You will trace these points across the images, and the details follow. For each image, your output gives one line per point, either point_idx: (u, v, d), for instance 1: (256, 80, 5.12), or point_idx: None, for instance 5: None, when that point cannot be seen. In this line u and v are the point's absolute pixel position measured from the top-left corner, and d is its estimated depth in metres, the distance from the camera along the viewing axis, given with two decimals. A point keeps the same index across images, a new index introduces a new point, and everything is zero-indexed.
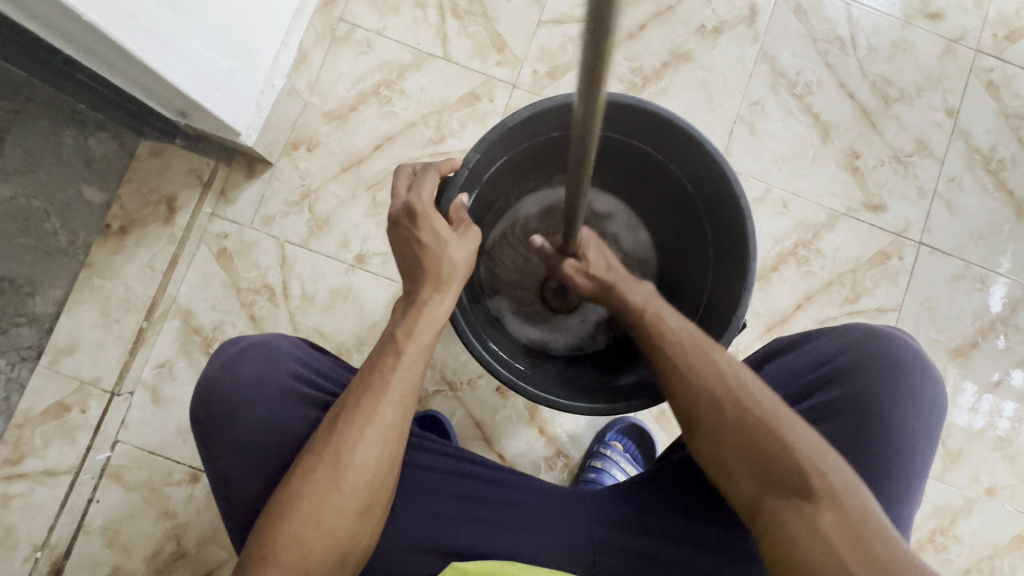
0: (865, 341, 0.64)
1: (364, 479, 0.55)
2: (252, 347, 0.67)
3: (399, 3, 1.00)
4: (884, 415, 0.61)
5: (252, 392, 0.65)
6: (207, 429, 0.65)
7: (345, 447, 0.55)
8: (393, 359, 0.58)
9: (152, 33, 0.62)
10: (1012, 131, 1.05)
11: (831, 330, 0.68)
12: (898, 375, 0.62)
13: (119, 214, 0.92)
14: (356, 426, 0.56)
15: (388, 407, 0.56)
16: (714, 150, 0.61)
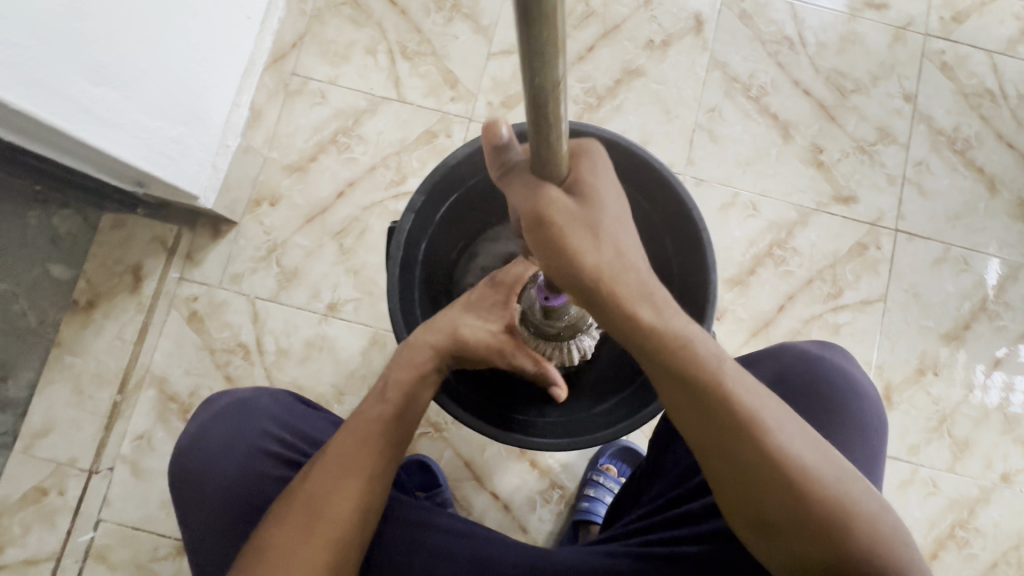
0: (792, 369, 0.63)
1: (338, 531, 0.52)
2: (231, 407, 0.66)
3: (349, 51, 1.01)
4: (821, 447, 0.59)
5: (226, 454, 0.64)
6: (180, 493, 0.63)
7: (322, 493, 0.52)
8: (383, 408, 0.57)
9: (90, 112, 0.61)
10: (974, 108, 1.05)
11: (765, 354, 0.66)
12: (829, 404, 0.61)
13: (85, 289, 0.92)
14: (336, 473, 0.53)
15: (372, 460, 0.55)
16: (659, 165, 0.62)
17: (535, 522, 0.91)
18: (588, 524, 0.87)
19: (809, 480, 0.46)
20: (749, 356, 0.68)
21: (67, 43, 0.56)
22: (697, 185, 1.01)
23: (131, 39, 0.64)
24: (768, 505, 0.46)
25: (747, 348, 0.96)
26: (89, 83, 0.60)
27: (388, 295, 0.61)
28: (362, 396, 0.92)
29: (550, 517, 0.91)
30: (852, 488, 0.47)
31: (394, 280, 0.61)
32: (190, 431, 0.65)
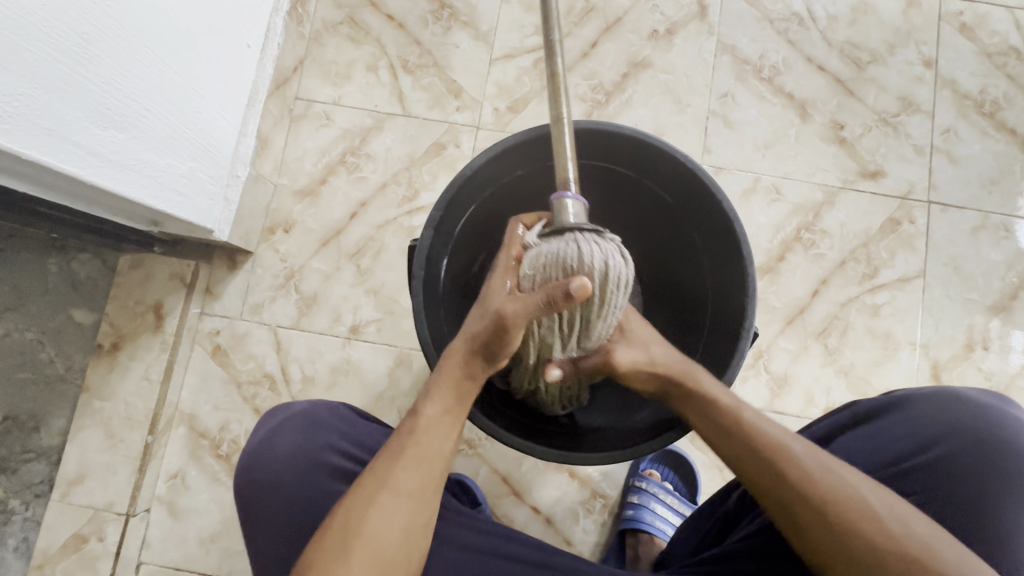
0: (972, 424, 0.57)
1: (376, 546, 0.50)
2: (294, 419, 0.66)
3: (351, 71, 1.00)
4: (980, 508, 0.54)
5: (286, 465, 0.62)
6: (245, 506, 0.62)
7: (358, 510, 0.51)
8: (412, 419, 0.55)
9: (101, 156, 0.60)
10: (999, 68, 1.00)
11: (930, 398, 0.60)
12: (1007, 473, 0.55)
13: (109, 332, 0.91)
14: (369, 490, 0.52)
15: (404, 472, 0.53)
16: (688, 160, 0.60)
17: (579, 534, 0.88)
18: (635, 532, 0.84)
19: (879, 541, 0.48)
20: (910, 394, 0.61)
21: (73, 90, 0.55)
22: (717, 174, 0.98)
23: (135, 79, 0.63)
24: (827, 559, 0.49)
25: (784, 338, 0.93)
26: (97, 126, 0.59)
27: (414, 318, 0.59)
28: (392, 418, 0.90)
29: (594, 528, 0.88)
30: (898, 522, 0.49)
31: (417, 301, 0.59)
32: (253, 445, 0.65)
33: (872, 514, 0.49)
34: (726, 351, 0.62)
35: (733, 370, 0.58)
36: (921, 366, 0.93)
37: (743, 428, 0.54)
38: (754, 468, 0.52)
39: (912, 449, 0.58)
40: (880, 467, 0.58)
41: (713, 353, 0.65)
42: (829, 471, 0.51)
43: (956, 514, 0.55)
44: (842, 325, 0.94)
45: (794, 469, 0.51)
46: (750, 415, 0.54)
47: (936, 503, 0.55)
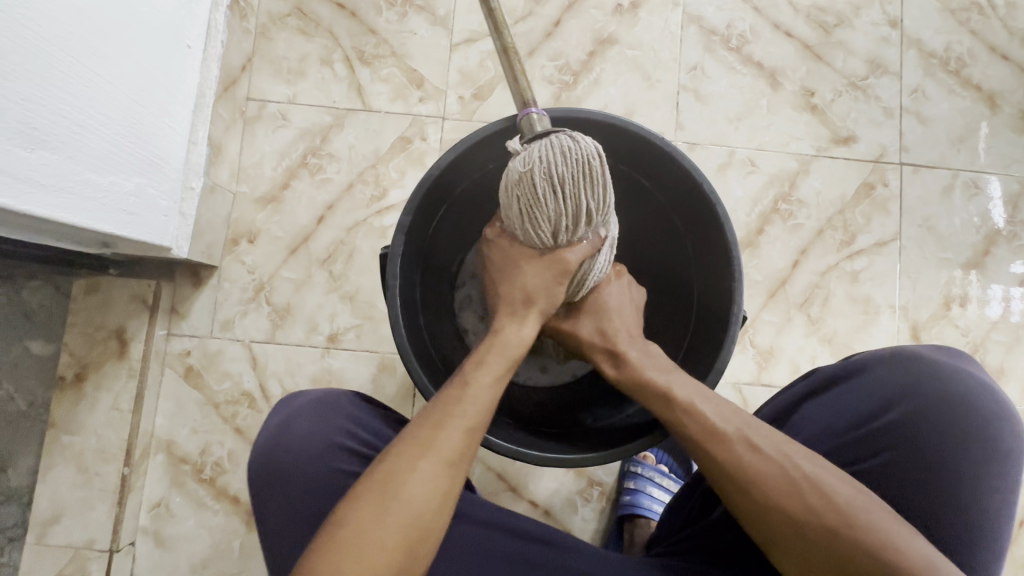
0: (923, 382, 0.57)
1: (415, 513, 0.47)
2: (309, 405, 0.62)
3: (304, 66, 0.95)
4: (934, 471, 0.55)
5: (302, 449, 0.59)
6: (259, 495, 0.60)
7: (395, 471, 0.48)
8: (462, 386, 0.52)
9: (32, 181, 0.55)
10: (963, 24, 1.00)
11: (885, 360, 0.60)
12: (965, 430, 0.55)
13: (70, 362, 0.86)
14: (411, 454, 0.49)
15: (450, 433, 0.50)
16: (666, 144, 0.58)
17: (579, 522, 0.88)
18: (633, 517, 0.84)
19: (803, 518, 0.49)
20: (866, 356, 0.61)
21: None
22: (691, 150, 0.96)
23: (62, 92, 0.57)
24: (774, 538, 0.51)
25: (767, 311, 0.93)
26: (24, 149, 0.54)
27: (392, 330, 0.57)
28: None
29: (593, 516, 0.88)
30: (841, 493, 0.50)
31: (395, 309, 0.57)
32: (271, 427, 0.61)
33: (796, 488, 0.50)
34: (716, 338, 0.61)
35: (726, 353, 0.58)
36: (901, 328, 0.94)
37: (699, 419, 0.54)
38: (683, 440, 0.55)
39: (876, 410, 0.58)
40: (839, 434, 0.59)
41: (702, 338, 0.63)
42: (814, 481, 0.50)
43: (911, 476, 0.55)
44: (823, 294, 0.94)
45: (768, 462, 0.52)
46: (679, 393, 0.55)
47: (894, 469, 0.56)
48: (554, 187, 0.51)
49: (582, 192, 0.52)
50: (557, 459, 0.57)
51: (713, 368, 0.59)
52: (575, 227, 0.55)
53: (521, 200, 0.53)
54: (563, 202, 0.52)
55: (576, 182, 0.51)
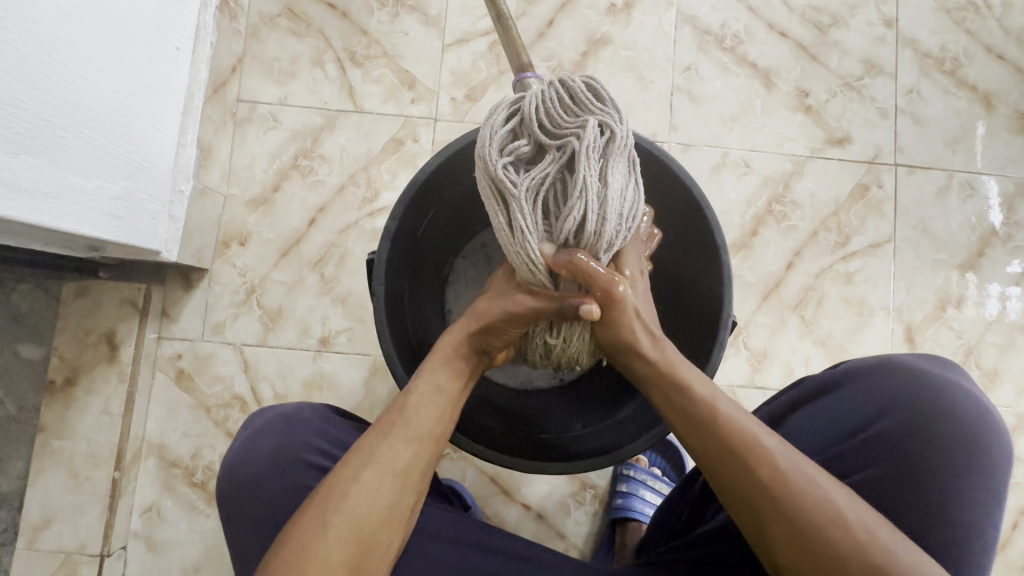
0: (912, 391, 0.57)
1: (354, 527, 0.47)
2: (275, 420, 0.62)
3: (295, 67, 0.94)
4: (923, 482, 0.54)
5: (267, 464, 0.59)
6: (226, 506, 0.59)
7: (341, 483, 0.48)
8: (403, 396, 0.53)
9: (15, 185, 0.54)
10: (959, 24, 0.99)
11: (870, 368, 0.60)
12: (948, 438, 0.54)
13: (61, 366, 0.86)
14: (353, 466, 0.49)
15: (392, 446, 0.50)
16: (654, 148, 0.58)
17: (572, 526, 0.88)
18: (625, 520, 0.84)
19: (846, 553, 0.45)
20: (855, 365, 0.61)
21: None
22: (685, 151, 0.95)
23: (46, 96, 0.56)
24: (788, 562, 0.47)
25: (761, 313, 0.93)
26: (7, 153, 0.53)
27: (379, 336, 0.57)
28: None
29: (586, 518, 0.88)
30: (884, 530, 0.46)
31: (382, 314, 0.57)
32: (236, 443, 0.60)
33: (841, 518, 0.46)
34: (705, 342, 0.61)
35: (715, 358, 0.58)
36: (895, 330, 0.94)
37: (717, 421, 0.50)
38: (720, 460, 0.50)
39: (862, 421, 0.58)
40: (828, 447, 0.59)
41: (692, 342, 0.63)
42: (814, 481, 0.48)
43: (899, 488, 0.54)
44: (818, 296, 0.94)
45: (777, 466, 0.48)
46: (725, 408, 0.51)
47: (885, 480, 0.55)
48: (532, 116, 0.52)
49: (549, 103, 0.52)
50: (543, 466, 0.58)
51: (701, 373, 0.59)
52: (563, 134, 0.52)
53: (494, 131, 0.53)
54: (534, 116, 0.52)
55: (552, 112, 0.52)
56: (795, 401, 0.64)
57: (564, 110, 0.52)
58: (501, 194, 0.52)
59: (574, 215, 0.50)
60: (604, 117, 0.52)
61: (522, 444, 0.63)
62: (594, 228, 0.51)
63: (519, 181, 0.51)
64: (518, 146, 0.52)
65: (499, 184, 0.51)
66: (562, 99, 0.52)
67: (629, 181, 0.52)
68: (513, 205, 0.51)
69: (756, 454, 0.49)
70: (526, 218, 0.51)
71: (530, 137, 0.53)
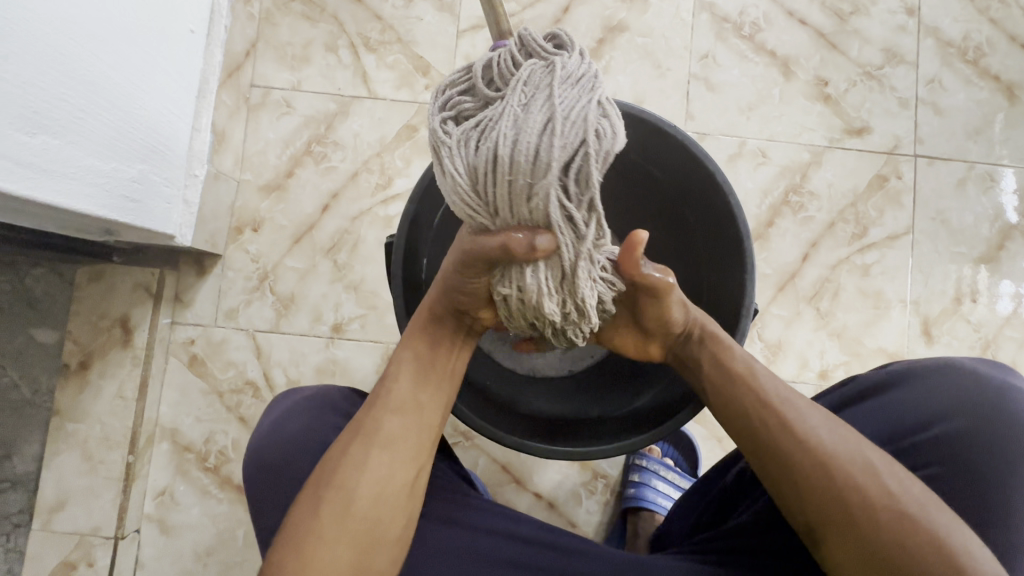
0: (981, 395, 0.55)
1: (350, 503, 0.48)
2: (303, 404, 0.62)
3: (309, 52, 0.93)
4: (991, 487, 0.51)
5: (293, 445, 0.58)
6: (250, 488, 0.58)
7: (333, 462, 0.49)
8: (385, 372, 0.54)
9: (32, 165, 0.54)
10: (982, 12, 0.98)
11: (931, 369, 0.58)
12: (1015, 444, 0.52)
13: (75, 350, 0.86)
14: (346, 444, 0.50)
15: (380, 421, 0.51)
16: (679, 133, 0.57)
17: (583, 515, 0.88)
18: (637, 509, 0.84)
19: (886, 517, 0.45)
20: (913, 367, 0.60)
21: None
22: (701, 140, 0.94)
23: (62, 75, 0.56)
24: (789, 499, 0.49)
25: (777, 304, 0.92)
26: (24, 133, 0.52)
27: (397, 320, 0.57)
28: None
29: (596, 508, 0.88)
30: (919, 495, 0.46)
31: (400, 299, 0.57)
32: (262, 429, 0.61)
33: (878, 482, 0.47)
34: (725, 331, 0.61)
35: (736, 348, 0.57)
36: (912, 323, 0.93)
37: (750, 384, 0.52)
38: (757, 424, 0.51)
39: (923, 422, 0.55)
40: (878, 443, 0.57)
41: None
42: (787, 403, 0.51)
43: (957, 490, 0.52)
44: (833, 288, 0.93)
45: (752, 392, 0.52)
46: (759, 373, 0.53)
47: (949, 480, 0.52)
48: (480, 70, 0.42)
49: (498, 58, 0.42)
50: (563, 451, 0.58)
51: None
52: (506, 87, 0.41)
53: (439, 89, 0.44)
54: (478, 71, 0.42)
55: (500, 66, 0.42)
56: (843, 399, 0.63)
57: (516, 61, 0.42)
58: (436, 158, 0.42)
59: (501, 164, 0.38)
60: (554, 58, 0.41)
61: (540, 429, 0.63)
62: (529, 172, 0.38)
63: (453, 139, 0.41)
64: (461, 106, 0.42)
65: (434, 144, 0.42)
66: (516, 52, 0.42)
67: (592, 120, 0.38)
68: (445, 169, 0.41)
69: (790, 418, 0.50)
70: (459, 181, 0.41)
71: (477, 94, 0.42)
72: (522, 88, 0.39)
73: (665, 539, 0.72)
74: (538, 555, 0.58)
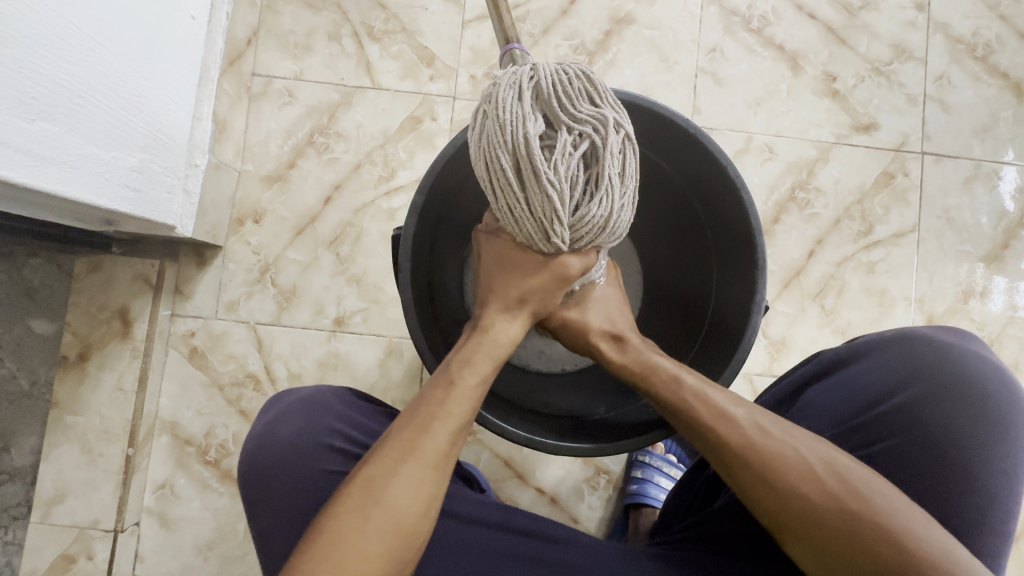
0: (932, 364, 0.56)
1: (397, 522, 0.45)
2: (300, 405, 0.62)
3: (311, 41, 0.92)
4: (945, 453, 0.53)
5: (285, 449, 0.58)
6: (251, 494, 0.58)
7: (380, 480, 0.46)
8: (446, 390, 0.50)
9: (32, 152, 0.53)
10: (992, 8, 0.97)
11: (892, 341, 0.59)
12: (972, 411, 0.54)
13: (73, 342, 0.85)
14: (394, 458, 0.47)
15: (437, 436, 0.48)
16: (689, 124, 0.56)
17: (585, 511, 0.88)
18: (639, 506, 0.84)
19: (829, 518, 0.46)
20: (871, 341, 0.60)
21: None
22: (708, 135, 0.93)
23: (61, 60, 0.54)
24: (741, 501, 0.50)
25: (782, 302, 0.92)
26: (23, 119, 0.51)
27: (404, 313, 0.56)
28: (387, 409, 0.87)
29: (599, 504, 0.87)
30: (869, 490, 0.47)
31: (408, 293, 0.56)
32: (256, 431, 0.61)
33: (816, 478, 0.47)
34: (735, 328, 0.60)
35: (747, 344, 0.56)
36: (916, 322, 0.93)
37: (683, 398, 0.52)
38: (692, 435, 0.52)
39: (882, 394, 0.57)
40: (845, 418, 0.58)
41: (723, 327, 0.62)
42: (723, 417, 0.51)
43: (919, 461, 0.54)
44: (838, 285, 0.93)
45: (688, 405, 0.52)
46: (689, 382, 0.53)
47: (909, 449, 0.54)
48: (555, 99, 0.47)
49: (559, 85, 0.47)
50: (569, 448, 0.58)
51: (732, 359, 0.58)
52: (581, 118, 0.47)
53: (512, 104, 0.46)
54: (552, 97, 0.47)
55: (567, 96, 0.47)
56: (806, 376, 0.63)
57: (579, 90, 0.48)
58: (523, 175, 0.46)
59: (597, 208, 0.47)
60: (616, 107, 0.49)
61: (543, 424, 0.63)
62: (615, 218, 0.49)
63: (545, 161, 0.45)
64: (538, 124, 0.46)
65: (525, 161, 0.45)
66: (577, 84, 0.48)
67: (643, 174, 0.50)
68: (539, 190, 0.46)
69: (722, 426, 0.50)
70: (555, 205, 0.46)
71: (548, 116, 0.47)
72: (604, 131, 0.47)
73: (654, 528, 0.73)
74: (532, 550, 0.58)
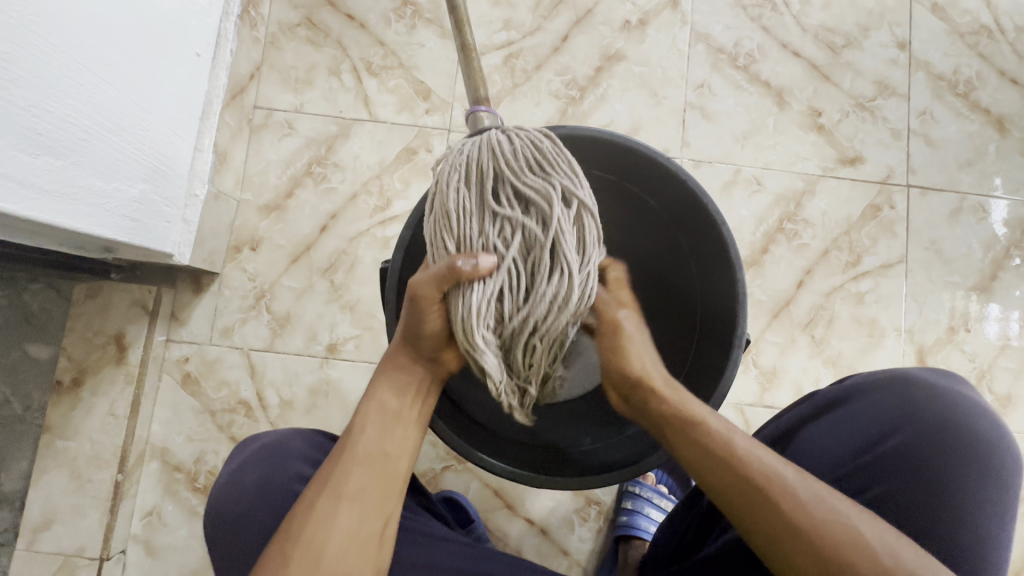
0: (925, 406, 0.56)
1: (320, 554, 0.47)
2: (265, 451, 0.62)
3: (312, 75, 0.95)
4: (943, 491, 0.53)
5: (253, 497, 0.58)
6: (215, 547, 0.58)
7: (301, 517, 0.48)
8: (361, 430, 0.52)
9: (35, 185, 0.55)
10: (971, 47, 1.00)
11: (883, 381, 0.59)
12: (967, 450, 0.54)
13: (68, 366, 0.86)
14: (314, 493, 0.49)
15: (354, 470, 0.50)
16: (671, 162, 0.58)
17: (575, 542, 0.87)
18: (629, 538, 0.83)
19: None
20: (863, 380, 0.61)
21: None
22: (696, 167, 0.95)
23: (68, 98, 0.57)
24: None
25: (772, 331, 0.92)
26: (27, 154, 0.53)
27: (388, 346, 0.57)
28: None
29: (589, 536, 0.87)
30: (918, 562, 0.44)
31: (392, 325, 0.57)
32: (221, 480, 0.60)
33: (870, 551, 0.44)
34: (717, 361, 0.61)
35: (728, 377, 0.57)
36: (906, 352, 0.93)
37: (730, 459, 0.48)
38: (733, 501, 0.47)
39: (875, 437, 0.57)
40: (841, 462, 0.58)
41: (706, 360, 0.63)
42: (771, 478, 0.47)
43: (915, 502, 0.53)
44: (828, 315, 0.93)
45: (734, 468, 0.47)
46: (738, 442, 0.49)
47: (902, 490, 0.54)
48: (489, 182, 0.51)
49: (503, 161, 0.51)
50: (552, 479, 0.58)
51: (715, 392, 0.58)
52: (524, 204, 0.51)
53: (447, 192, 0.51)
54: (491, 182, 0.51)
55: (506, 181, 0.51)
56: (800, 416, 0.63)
57: (522, 170, 0.51)
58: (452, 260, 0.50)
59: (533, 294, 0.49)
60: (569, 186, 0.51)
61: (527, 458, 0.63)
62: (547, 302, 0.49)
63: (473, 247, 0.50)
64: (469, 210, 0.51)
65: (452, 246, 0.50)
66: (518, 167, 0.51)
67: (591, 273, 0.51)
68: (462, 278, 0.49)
69: (772, 491, 0.46)
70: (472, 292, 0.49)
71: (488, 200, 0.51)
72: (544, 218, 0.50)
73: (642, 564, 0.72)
74: None
